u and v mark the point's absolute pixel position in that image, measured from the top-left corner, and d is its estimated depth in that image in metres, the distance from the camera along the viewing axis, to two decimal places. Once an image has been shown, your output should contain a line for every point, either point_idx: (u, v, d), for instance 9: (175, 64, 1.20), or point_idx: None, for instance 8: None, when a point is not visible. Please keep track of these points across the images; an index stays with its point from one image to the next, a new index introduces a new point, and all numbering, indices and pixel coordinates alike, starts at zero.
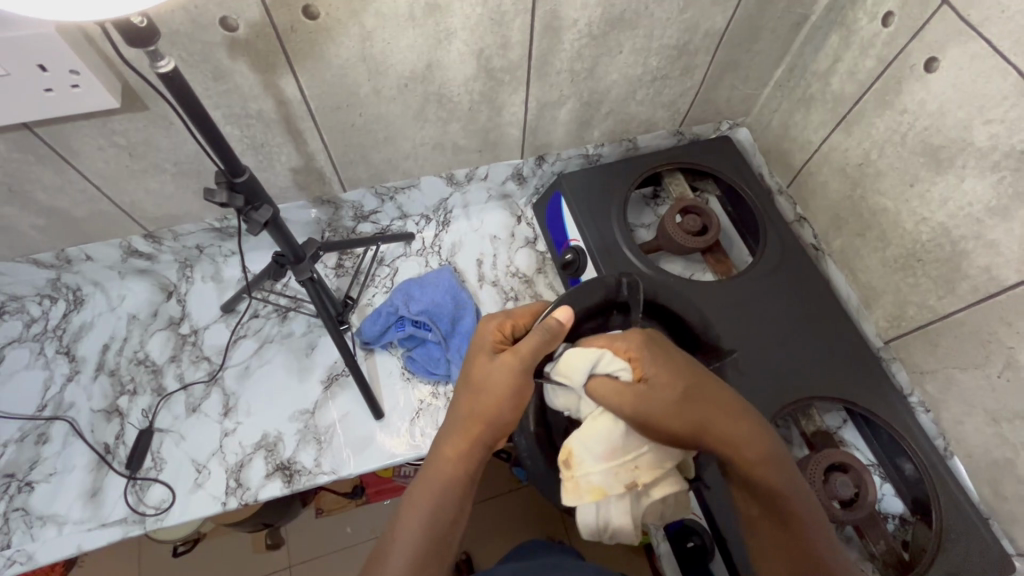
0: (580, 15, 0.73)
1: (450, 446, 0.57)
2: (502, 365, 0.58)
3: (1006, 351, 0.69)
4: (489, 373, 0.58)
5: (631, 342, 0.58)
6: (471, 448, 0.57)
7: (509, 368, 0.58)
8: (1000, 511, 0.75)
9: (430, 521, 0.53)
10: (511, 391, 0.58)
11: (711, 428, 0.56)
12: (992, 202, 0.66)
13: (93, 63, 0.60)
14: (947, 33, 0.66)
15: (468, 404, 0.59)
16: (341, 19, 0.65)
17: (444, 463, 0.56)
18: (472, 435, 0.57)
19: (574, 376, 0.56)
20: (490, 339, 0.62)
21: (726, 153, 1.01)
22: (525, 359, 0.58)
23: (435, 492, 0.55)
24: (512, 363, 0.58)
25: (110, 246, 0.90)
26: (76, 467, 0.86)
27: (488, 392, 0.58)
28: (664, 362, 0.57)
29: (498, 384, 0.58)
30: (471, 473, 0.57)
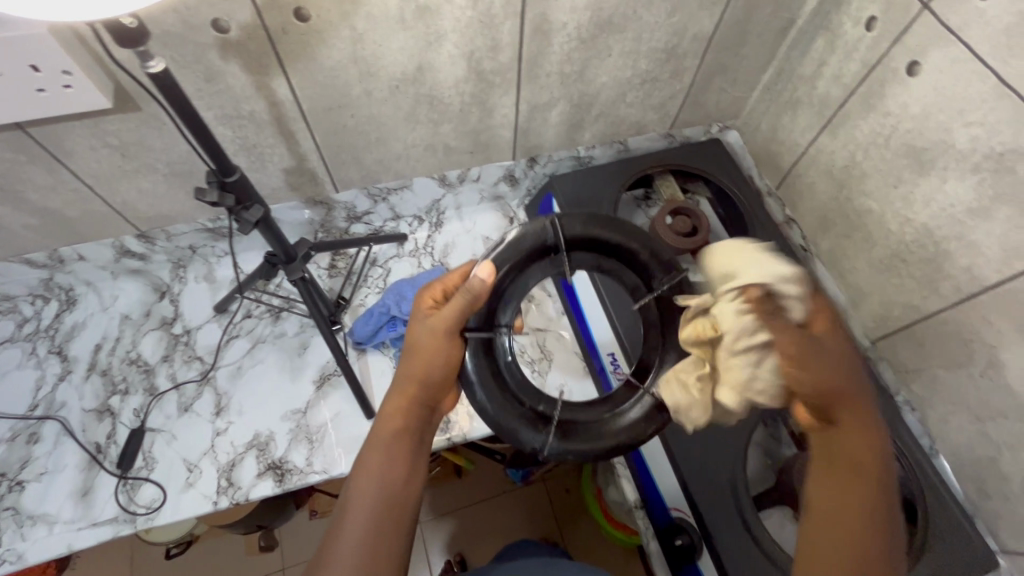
0: (569, 18, 0.74)
1: (393, 406, 0.61)
2: (432, 329, 0.61)
3: (988, 350, 0.70)
4: (418, 337, 0.61)
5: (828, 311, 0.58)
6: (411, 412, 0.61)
7: (439, 330, 0.60)
8: (985, 509, 0.76)
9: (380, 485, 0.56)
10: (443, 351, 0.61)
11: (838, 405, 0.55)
12: (973, 204, 0.67)
13: (86, 65, 0.61)
14: (928, 38, 0.67)
15: (405, 372, 0.62)
16: (332, 21, 0.66)
17: (387, 429, 0.60)
18: (410, 398, 0.61)
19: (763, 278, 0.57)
20: (423, 305, 0.64)
21: (717, 155, 1.02)
22: (453, 322, 0.60)
23: (379, 455, 0.58)
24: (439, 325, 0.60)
25: (102, 246, 0.90)
26: (68, 466, 0.86)
27: (420, 356, 0.61)
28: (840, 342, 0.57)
29: (427, 345, 0.61)
30: (415, 434, 0.60)
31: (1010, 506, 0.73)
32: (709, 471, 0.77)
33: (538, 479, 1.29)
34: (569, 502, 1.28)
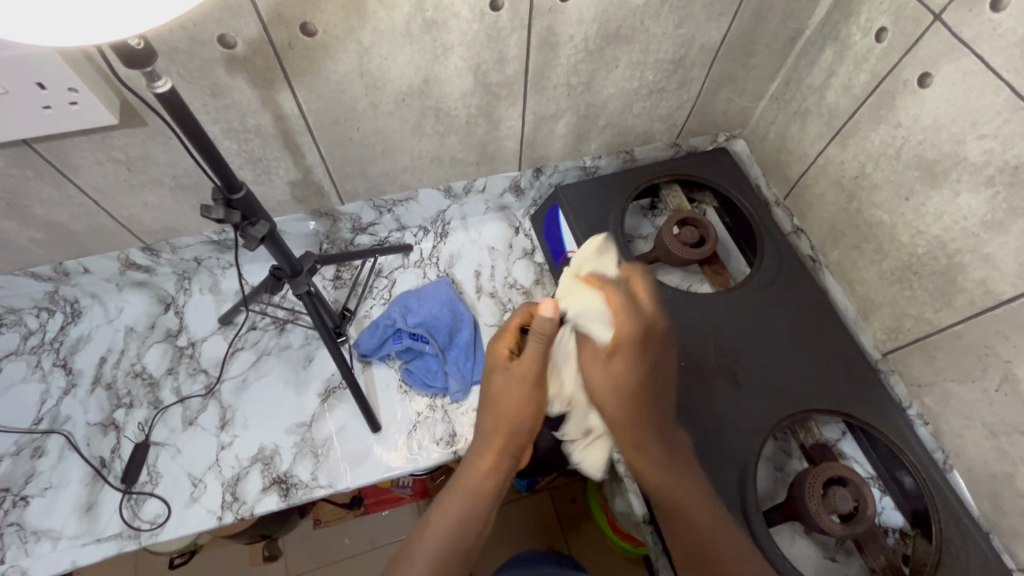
0: (575, 30, 0.74)
1: (482, 463, 0.74)
2: (518, 373, 0.73)
3: (1004, 365, 0.68)
4: (504, 390, 0.74)
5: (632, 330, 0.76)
6: (498, 459, 0.74)
7: (523, 377, 0.73)
8: (1000, 525, 0.75)
9: (466, 510, 0.71)
10: (525, 398, 0.73)
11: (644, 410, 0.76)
12: (987, 216, 0.66)
13: (93, 82, 0.60)
14: (940, 49, 0.66)
15: (491, 422, 0.75)
16: (338, 35, 0.65)
17: (485, 460, 0.74)
18: (499, 446, 0.74)
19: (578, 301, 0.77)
20: (500, 357, 0.75)
21: (724, 165, 1.01)
22: (539, 366, 0.73)
23: (460, 506, 0.71)
24: (524, 372, 0.73)
25: (107, 259, 0.90)
26: (72, 481, 0.85)
27: (506, 406, 0.73)
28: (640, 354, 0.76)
29: (515, 401, 0.73)
30: (499, 480, 0.74)
31: None
32: (723, 486, 0.76)
33: (544, 488, 1.28)
34: (574, 512, 1.26)
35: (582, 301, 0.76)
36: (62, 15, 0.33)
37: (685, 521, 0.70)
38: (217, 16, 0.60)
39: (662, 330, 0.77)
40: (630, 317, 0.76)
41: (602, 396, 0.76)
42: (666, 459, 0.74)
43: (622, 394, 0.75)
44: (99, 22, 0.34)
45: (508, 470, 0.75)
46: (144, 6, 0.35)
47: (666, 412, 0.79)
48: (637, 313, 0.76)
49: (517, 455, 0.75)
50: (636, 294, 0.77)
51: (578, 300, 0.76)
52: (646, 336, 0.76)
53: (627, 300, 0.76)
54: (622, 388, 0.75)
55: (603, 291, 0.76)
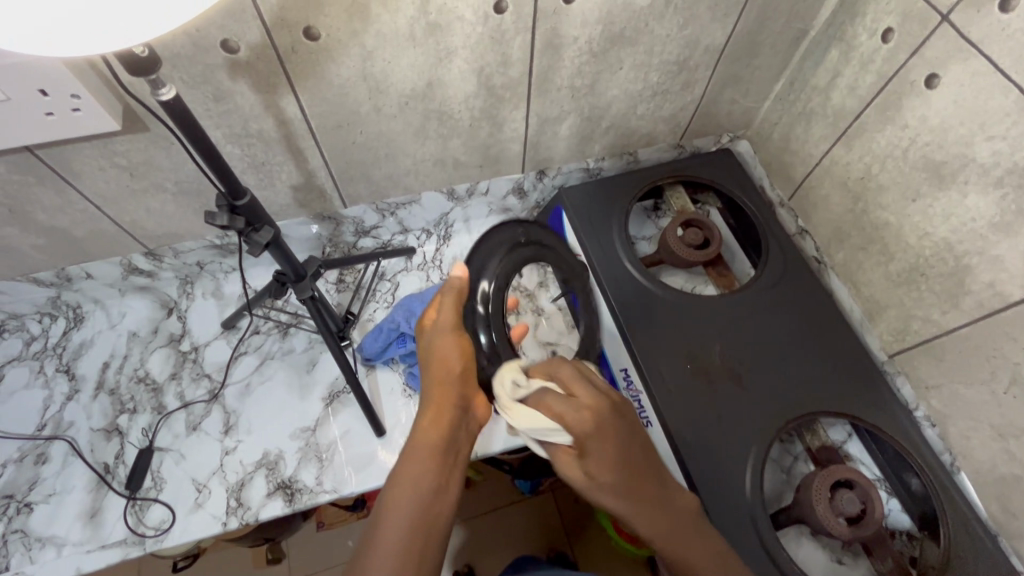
0: (580, 32, 0.73)
1: (423, 431, 0.60)
2: (441, 332, 0.66)
3: (1012, 367, 0.68)
4: (435, 347, 0.65)
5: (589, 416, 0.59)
6: (445, 423, 0.61)
7: (446, 330, 0.66)
8: (1008, 527, 0.74)
9: (422, 481, 0.55)
10: (456, 350, 0.65)
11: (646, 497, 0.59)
12: (996, 218, 0.66)
13: (95, 88, 0.60)
14: (948, 50, 0.66)
15: (429, 382, 0.64)
16: (342, 40, 0.65)
17: (429, 430, 0.59)
18: (440, 407, 0.61)
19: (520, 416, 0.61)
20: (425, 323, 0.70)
21: (728, 167, 1.01)
22: (455, 321, 0.67)
23: (414, 469, 0.56)
24: (445, 326, 0.67)
25: (110, 264, 0.89)
26: (76, 487, 0.85)
27: (441, 363, 0.64)
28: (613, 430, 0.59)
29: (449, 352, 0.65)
30: (448, 447, 0.59)
31: None
32: (730, 490, 0.76)
33: (547, 489, 1.27)
34: (577, 513, 1.26)
35: (525, 416, 0.60)
36: (65, 16, 0.32)
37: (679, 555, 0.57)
38: (220, 22, 0.59)
39: (615, 401, 0.61)
40: (577, 408, 0.60)
41: (588, 490, 0.60)
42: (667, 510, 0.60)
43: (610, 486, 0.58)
44: (100, 22, 0.34)
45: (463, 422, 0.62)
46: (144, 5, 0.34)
47: (672, 416, 0.79)
48: (580, 404, 0.60)
49: (465, 404, 0.64)
50: (573, 387, 0.62)
51: (517, 412, 0.61)
52: (608, 417, 0.60)
53: (569, 395, 0.61)
54: (606, 482, 0.58)
55: (540, 399, 0.62)
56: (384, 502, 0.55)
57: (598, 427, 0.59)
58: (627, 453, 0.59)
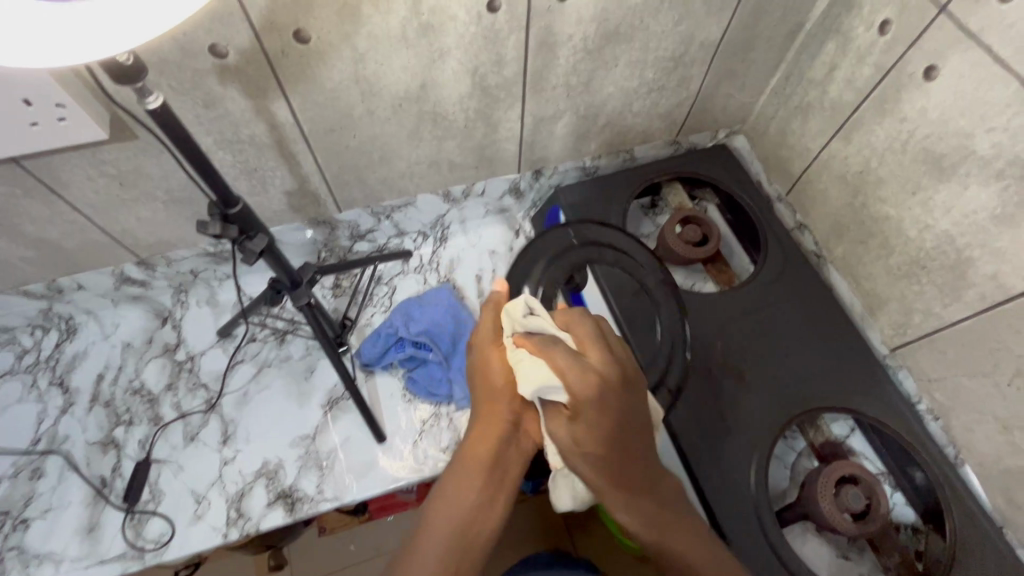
0: (575, 30, 0.72)
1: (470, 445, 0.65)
2: (479, 349, 0.69)
3: (1015, 359, 0.68)
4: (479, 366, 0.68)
5: (581, 377, 0.57)
6: (493, 441, 0.64)
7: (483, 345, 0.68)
8: (1014, 519, 0.74)
9: (462, 497, 0.61)
10: (495, 365, 0.66)
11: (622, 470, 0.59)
12: (997, 210, 0.65)
13: (80, 96, 0.59)
14: (946, 42, 0.65)
15: (478, 398, 0.67)
16: (333, 42, 0.64)
17: (472, 445, 0.64)
18: (487, 424, 0.65)
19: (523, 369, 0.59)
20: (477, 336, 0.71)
21: (725, 162, 1.00)
22: (494, 336, 0.69)
23: (460, 490, 0.62)
24: (484, 344, 0.69)
25: (102, 274, 0.88)
26: (72, 502, 0.84)
27: (484, 383, 0.67)
28: (599, 406, 0.57)
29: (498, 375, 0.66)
30: (500, 465, 0.64)
31: None
32: (735, 488, 0.75)
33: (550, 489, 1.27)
34: (579, 512, 1.25)
35: (530, 372, 0.58)
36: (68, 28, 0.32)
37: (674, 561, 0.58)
38: (207, 26, 0.58)
39: (620, 373, 0.59)
40: (582, 369, 0.58)
41: (569, 456, 0.61)
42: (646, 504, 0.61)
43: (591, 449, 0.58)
44: (102, 35, 0.33)
45: (509, 439, 0.65)
46: (137, 19, 0.33)
47: (677, 416, 0.79)
48: (586, 365, 0.58)
49: (513, 422, 0.65)
50: (584, 345, 0.61)
51: (522, 354, 0.60)
52: (613, 380, 0.58)
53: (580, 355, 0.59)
54: (589, 449, 0.58)
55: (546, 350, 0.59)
56: (431, 508, 0.62)
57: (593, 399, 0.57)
58: (617, 431, 0.58)
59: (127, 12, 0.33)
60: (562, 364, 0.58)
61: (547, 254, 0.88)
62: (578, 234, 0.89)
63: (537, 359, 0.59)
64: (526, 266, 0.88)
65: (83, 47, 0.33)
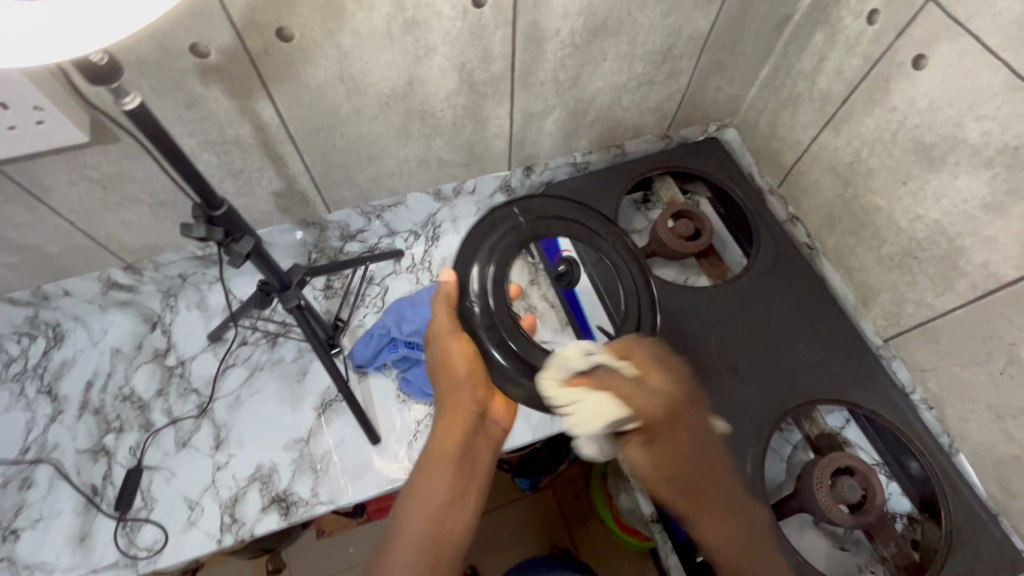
0: (562, 25, 0.72)
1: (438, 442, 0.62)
2: (441, 346, 0.64)
3: (1008, 348, 0.68)
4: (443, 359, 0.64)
5: (646, 403, 0.55)
6: (460, 433, 0.63)
7: (443, 342, 0.63)
8: (1008, 507, 0.75)
9: (433, 498, 0.59)
10: (460, 360, 0.63)
11: (697, 492, 0.55)
12: (987, 199, 0.65)
13: (59, 98, 0.57)
14: (934, 30, 0.65)
15: (441, 392, 0.65)
16: (317, 41, 0.63)
17: (444, 440, 0.62)
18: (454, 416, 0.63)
19: (586, 416, 0.54)
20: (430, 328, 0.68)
21: (716, 156, 1.00)
22: (452, 331, 0.63)
23: (432, 490, 0.59)
24: (444, 339, 0.63)
25: (88, 280, 0.87)
26: (63, 511, 0.83)
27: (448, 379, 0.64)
28: (666, 428, 0.55)
29: (458, 367, 0.63)
30: (469, 457, 0.63)
31: None
32: None
33: (548, 486, 1.26)
34: (578, 508, 1.25)
35: (590, 415, 0.53)
36: (38, 30, 0.31)
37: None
38: (187, 25, 0.57)
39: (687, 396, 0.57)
40: (647, 392, 0.55)
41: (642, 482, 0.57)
42: (731, 525, 0.56)
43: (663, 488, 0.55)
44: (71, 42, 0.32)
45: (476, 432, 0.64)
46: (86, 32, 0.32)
47: None
48: (652, 388, 0.56)
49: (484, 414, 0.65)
50: (646, 371, 0.57)
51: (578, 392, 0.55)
52: (681, 407, 0.56)
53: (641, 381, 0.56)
54: (666, 475, 0.54)
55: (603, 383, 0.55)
56: (401, 513, 0.59)
57: (662, 434, 0.55)
58: (689, 457, 0.55)
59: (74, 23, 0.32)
60: (619, 395, 0.55)
61: (498, 234, 0.66)
62: (525, 209, 0.69)
63: (603, 402, 0.54)
64: (467, 249, 0.66)
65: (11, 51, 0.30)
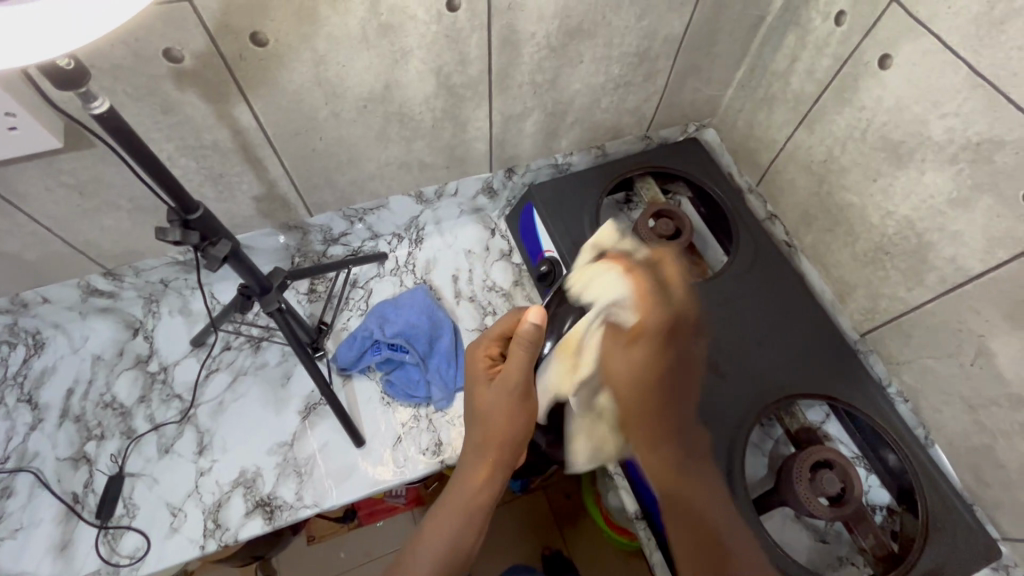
0: (537, 28, 0.73)
1: (475, 471, 0.65)
2: (503, 391, 0.64)
3: (977, 340, 0.69)
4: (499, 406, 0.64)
5: (654, 317, 0.60)
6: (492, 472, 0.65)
7: (506, 392, 0.64)
8: (983, 496, 0.76)
9: (457, 525, 0.63)
10: (516, 411, 0.65)
11: (666, 415, 0.62)
12: (953, 194, 0.67)
13: (31, 104, 0.57)
14: (898, 30, 0.67)
15: (480, 432, 0.66)
16: (292, 45, 0.63)
17: (479, 474, 0.65)
18: (491, 456, 0.65)
19: (593, 290, 0.65)
20: (481, 364, 0.69)
21: (695, 155, 1.01)
22: (523, 382, 0.63)
23: (457, 514, 0.63)
24: (510, 388, 0.63)
25: (67, 287, 0.86)
26: (44, 520, 0.82)
27: (494, 421, 0.65)
28: (661, 342, 0.61)
29: (500, 411, 0.64)
30: (497, 490, 0.66)
31: (1009, 493, 0.73)
32: None
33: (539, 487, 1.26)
34: (568, 509, 1.25)
35: (603, 292, 0.63)
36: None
37: (690, 510, 0.62)
38: (160, 30, 0.57)
39: (686, 325, 0.62)
40: (658, 303, 0.61)
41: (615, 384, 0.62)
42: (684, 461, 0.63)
43: (631, 390, 0.61)
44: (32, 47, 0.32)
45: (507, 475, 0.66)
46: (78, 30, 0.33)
47: None
48: (668, 299, 0.62)
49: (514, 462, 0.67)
50: (671, 278, 0.65)
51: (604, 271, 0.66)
52: (677, 329, 0.61)
53: (660, 291, 0.62)
54: (641, 379, 0.61)
55: (633, 277, 0.63)
56: (430, 519, 0.64)
57: (653, 344, 0.60)
58: (661, 385, 0.61)
59: (68, 23, 0.32)
60: (633, 291, 0.62)
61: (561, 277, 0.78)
62: None
63: (620, 290, 0.62)
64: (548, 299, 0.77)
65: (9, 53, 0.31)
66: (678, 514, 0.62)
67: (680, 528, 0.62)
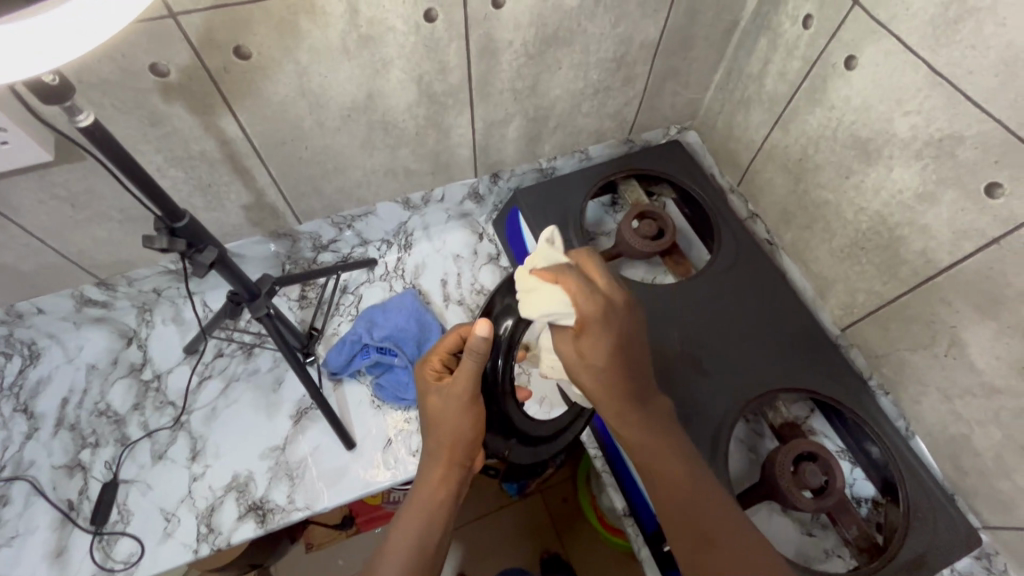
0: (513, 36, 0.75)
1: (431, 474, 0.62)
2: (451, 400, 0.61)
3: (950, 331, 0.71)
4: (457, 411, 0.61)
5: (587, 310, 0.53)
6: (449, 472, 0.62)
7: (456, 400, 0.61)
8: (963, 485, 0.77)
9: (421, 526, 0.59)
10: (465, 418, 0.62)
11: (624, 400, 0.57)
12: (919, 189, 0.69)
13: (22, 119, 0.59)
14: (861, 32, 0.69)
15: (433, 437, 0.63)
16: (275, 57, 0.65)
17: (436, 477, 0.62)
18: (446, 458, 0.62)
19: (532, 309, 0.53)
20: (430, 375, 0.65)
21: (677, 157, 1.03)
22: (473, 389, 0.61)
23: (419, 516, 0.60)
24: (458, 393, 0.61)
25: (61, 297, 0.88)
26: (39, 527, 0.83)
27: (444, 424, 0.62)
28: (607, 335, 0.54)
29: (449, 415, 0.61)
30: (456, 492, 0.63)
31: (986, 481, 0.74)
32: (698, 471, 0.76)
33: (536, 489, 1.26)
34: (566, 511, 1.25)
35: (539, 301, 0.53)
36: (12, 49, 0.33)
37: (665, 478, 0.58)
38: (145, 45, 0.60)
39: (625, 293, 0.57)
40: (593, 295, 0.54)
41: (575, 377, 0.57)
42: (650, 424, 0.59)
43: (593, 379, 0.56)
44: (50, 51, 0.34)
45: (464, 479, 0.64)
46: (66, 42, 0.34)
47: None
48: (596, 291, 0.54)
49: (469, 465, 0.64)
50: (596, 279, 0.56)
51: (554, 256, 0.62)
52: (611, 295, 0.55)
53: (580, 274, 0.55)
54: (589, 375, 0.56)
55: (560, 278, 0.54)
56: (394, 525, 0.60)
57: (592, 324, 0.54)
58: (621, 367, 0.55)
59: (55, 34, 0.33)
60: (567, 287, 0.53)
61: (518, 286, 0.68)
62: None
63: (548, 288, 0.53)
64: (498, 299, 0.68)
65: (8, 62, 0.33)
66: (672, 504, 0.57)
67: (677, 536, 0.56)
